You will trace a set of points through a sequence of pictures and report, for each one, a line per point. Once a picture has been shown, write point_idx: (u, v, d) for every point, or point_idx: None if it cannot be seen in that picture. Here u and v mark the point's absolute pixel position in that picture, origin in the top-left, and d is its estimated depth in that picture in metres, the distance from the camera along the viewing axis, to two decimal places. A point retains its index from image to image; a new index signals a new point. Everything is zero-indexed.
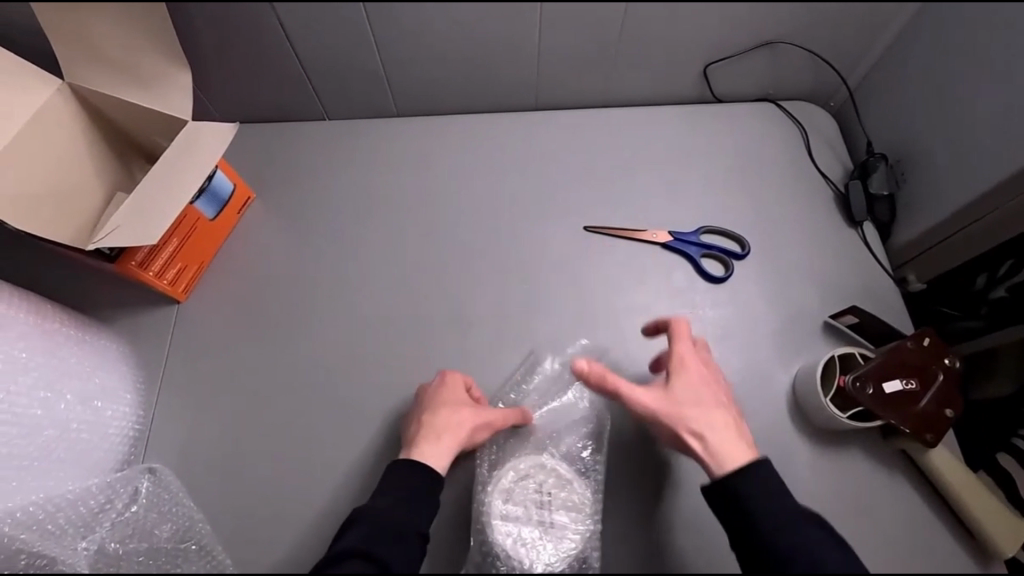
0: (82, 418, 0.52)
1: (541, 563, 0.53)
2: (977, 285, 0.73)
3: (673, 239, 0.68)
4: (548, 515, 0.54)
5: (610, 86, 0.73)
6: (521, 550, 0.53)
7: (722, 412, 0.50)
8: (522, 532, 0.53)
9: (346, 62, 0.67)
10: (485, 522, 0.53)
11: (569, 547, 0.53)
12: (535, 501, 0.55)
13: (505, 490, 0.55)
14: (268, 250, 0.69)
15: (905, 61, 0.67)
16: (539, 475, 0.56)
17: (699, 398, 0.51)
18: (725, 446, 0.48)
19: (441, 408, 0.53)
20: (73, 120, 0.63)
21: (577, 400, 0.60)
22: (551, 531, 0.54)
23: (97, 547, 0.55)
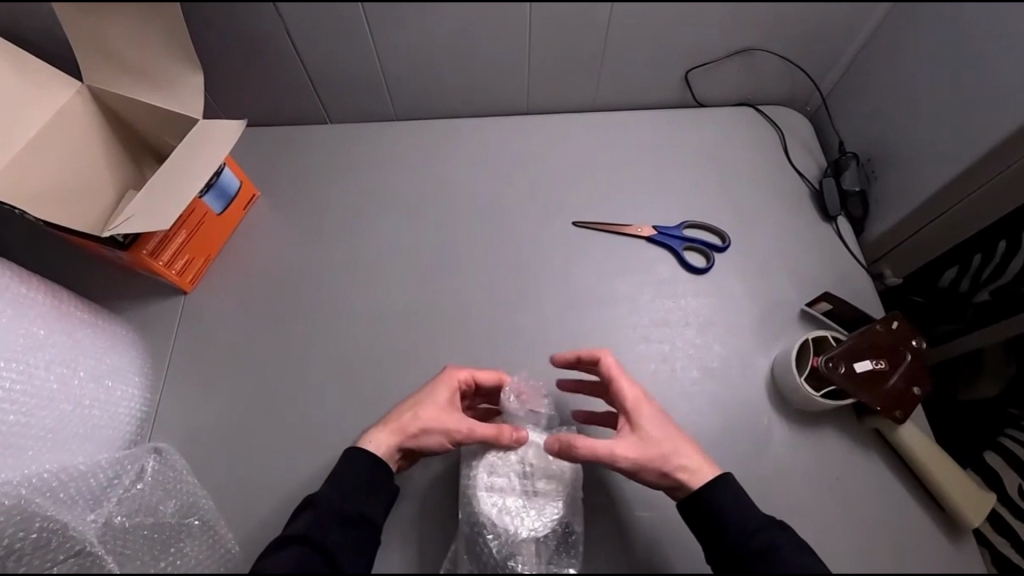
0: (95, 396, 0.55)
1: (525, 529, 0.56)
2: (962, 289, 0.76)
3: (658, 233, 0.72)
4: (531, 484, 0.57)
5: (597, 91, 0.78)
6: (506, 518, 0.56)
7: (684, 440, 0.54)
8: (505, 502, 0.56)
9: (351, 70, 0.72)
10: (472, 494, 0.56)
11: (552, 512, 0.56)
12: (517, 472, 0.58)
13: (489, 463, 0.58)
14: (273, 243, 0.72)
15: (872, 67, 0.72)
16: (520, 450, 0.59)
17: (656, 434, 0.53)
18: (693, 468, 0.53)
19: (415, 401, 0.57)
20: (90, 119, 0.67)
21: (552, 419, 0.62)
22: (534, 500, 0.57)
23: (104, 520, 0.56)
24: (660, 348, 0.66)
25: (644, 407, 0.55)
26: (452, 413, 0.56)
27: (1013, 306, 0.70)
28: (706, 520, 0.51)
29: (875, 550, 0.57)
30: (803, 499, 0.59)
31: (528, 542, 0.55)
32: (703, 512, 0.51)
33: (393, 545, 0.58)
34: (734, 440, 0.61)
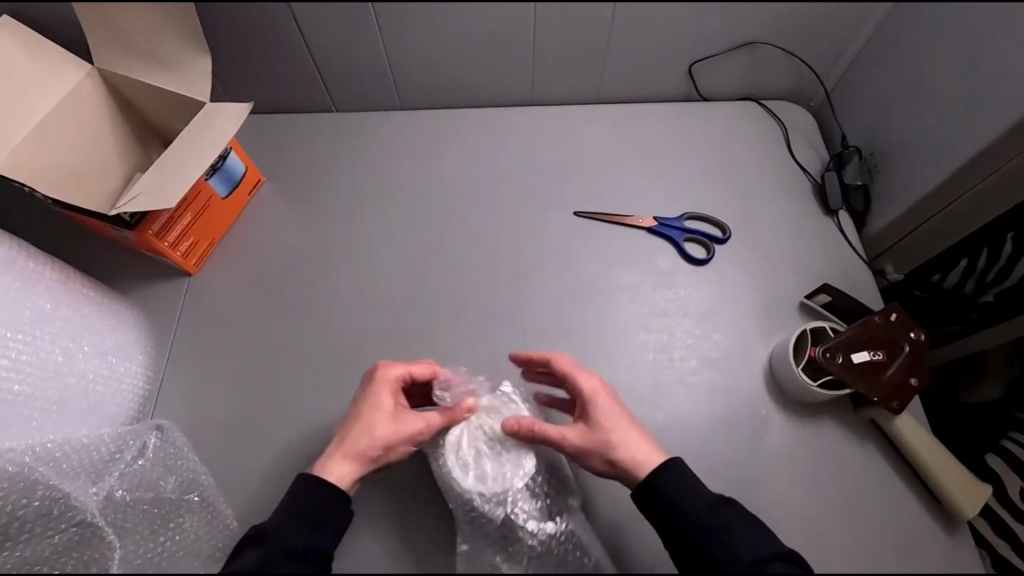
0: (99, 370, 0.56)
1: (513, 483, 0.56)
2: (966, 291, 0.75)
3: (658, 224, 0.72)
4: (498, 444, 0.57)
5: (601, 84, 0.78)
6: (489, 484, 0.56)
7: (636, 429, 0.54)
8: (482, 470, 0.56)
9: (357, 58, 0.72)
10: (449, 480, 0.56)
11: (529, 455, 0.58)
12: (481, 438, 0.58)
13: (452, 443, 0.57)
14: (277, 229, 0.73)
15: (876, 63, 0.73)
16: (476, 423, 0.58)
17: (607, 424, 0.54)
18: (642, 457, 0.53)
19: (360, 421, 0.54)
20: (99, 103, 0.68)
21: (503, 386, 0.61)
22: (509, 458, 0.57)
23: (105, 494, 0.57)
24: (658, 338, 0.67)
25: (601, 395, 0.55)
26: (401, 420, 0.55)
27: (1014, 310, 0.70)
28: (658, 506, 0.50)
29: (870, 540, 0.57)
30: (797, 489, 0.59)
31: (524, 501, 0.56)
32: (647, 502, 0.51)
33: (389, 525, 0.59)
34: (730, 429, 0.62)
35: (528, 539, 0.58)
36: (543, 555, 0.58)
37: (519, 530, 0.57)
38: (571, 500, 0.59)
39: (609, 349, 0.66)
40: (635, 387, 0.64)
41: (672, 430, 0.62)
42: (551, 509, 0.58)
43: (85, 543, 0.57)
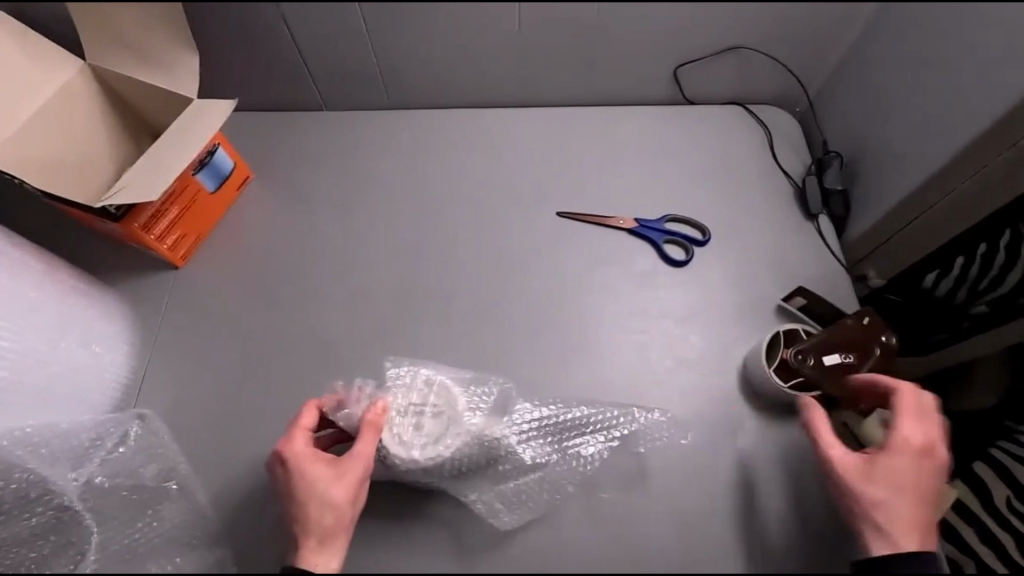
0: (83, 359, 0.58)
1: (464, 420, 0.58)
2: (957, 300, 0.76)
3: (639, 226, 0.73)
4: (428, 413, 0.58)
5: (586, 86, 0.79)
6: (446, 440, 0.57)
7: (908, 498, 0.49)
8: (430, 435, 0.57)
9: (346, 57, 0.74)
10: (414, 462, 0.55)
11: (459, 395, 0.60)
12: (412, 416, 0.58)
13: (391, 435, 0.56)
14: (262, 224, 0.74)
15: (857, 69, 0.73)
16: (398, 415, 0.57)
17: (900, 483, 0.49)
18: (886, 525, 0.49)
19: (304, 504, 0.50)
20: (89, 98, 0.70)
21: (393, 378, 0.61)
22: (448, 416, 0.58)
23: (85, 480, 0.58)
24: (635, 338, 0.67)
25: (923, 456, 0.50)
26: (335, 470, 0.51)
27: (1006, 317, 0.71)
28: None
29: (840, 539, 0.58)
30: (768, 488, 0.60)
31: (476, 425, 0.58)
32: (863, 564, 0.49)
33: None
34: (704, 429, 0.62)
35: (513, 452, 0.60)
36: (543, 472, 0.60)
37: (499, 448, 0.59)
38: (520, 405, 0.62)
39: (587, 349, 0.66)
40: (610, 385, 0.64)
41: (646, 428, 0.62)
42: (516, 422, 0.61)
43: (64, 525, 0.58)
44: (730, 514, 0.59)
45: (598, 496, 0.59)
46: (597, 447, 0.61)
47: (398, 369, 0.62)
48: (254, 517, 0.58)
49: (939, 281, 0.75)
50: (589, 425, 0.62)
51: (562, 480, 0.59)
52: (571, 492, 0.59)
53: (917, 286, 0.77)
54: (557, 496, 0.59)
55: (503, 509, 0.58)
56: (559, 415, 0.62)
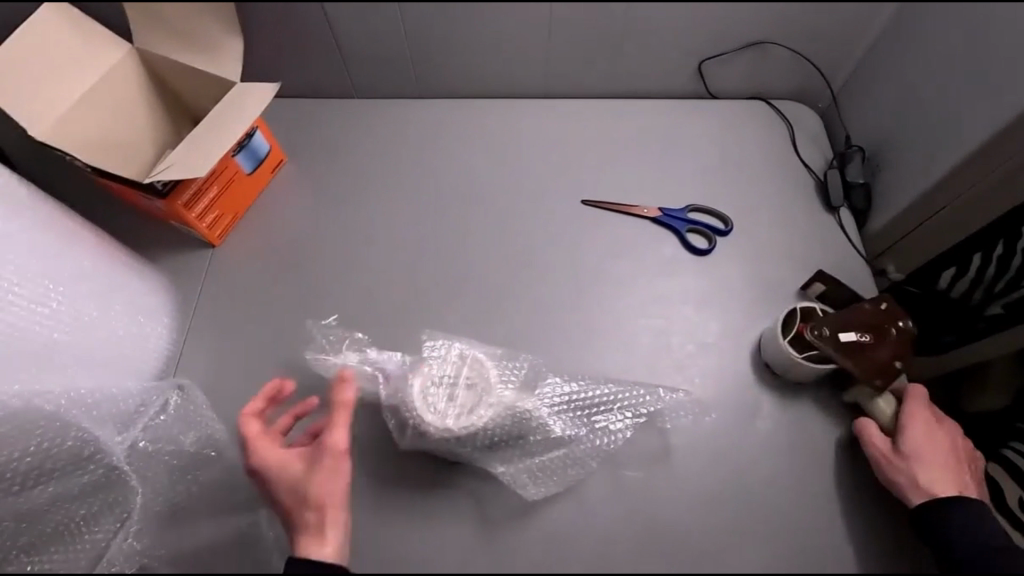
0: (128, 329, 0.60)
1: (496, 392, 0.59)
2: (973, 300, 0.77)
3: (662, 214, 0.74)
4: (462, 387, 0.59)
5: (612, 79, 0.81)
6: (480, 413, 0.57)
7: (942, 454, 0.56)
8: (464, 407, 0.58)
9: (379, 46, 0.76)
10: (451, 434, 0.56)
11: (490, 370, 0.61)
12: (448, 388, 0.59)
13: (427, 405, 0.57)
14: (295, 206, 0.76)
15: (879, 65, 0.75)
16: (434, 388, 0.59)
17: (925, 440, 0.57)
18: (936, 482, 0.55)
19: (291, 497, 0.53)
20: (135, 80, 0.72)
21: (432, 350, 0.63)
22: (480, 390, 0.59)
23: (130, 444, 0.60)
24: (658, 322, 0.69)
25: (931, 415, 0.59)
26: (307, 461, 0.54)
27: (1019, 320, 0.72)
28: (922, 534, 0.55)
29: (855, 518, 0.60)
30: (786, 469, 0.61)
31: (507, 397, 0.60)
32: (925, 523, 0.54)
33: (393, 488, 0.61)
34: (723, 412, 0.64)
35: (543, 426, 0.61)
36: (570, 452, 0.61)
37: (530, 421, 0.61)
38: (550, 379, 0.64)
39: (611, 332, 0.68)
40: (633, 367, 0.66)
41: (668, 409, 0.64)
42: (544, 398, 0.63)
43: (110, 486, 0.59)
44: (748, 493, 0.60)
45: (620, 473, 0.61)
46: (622, 424, 0.63)
47: (432, 343, 0.64)
48: None
49: (955, 281, 0.76)
50: (616, 403, 0.63)
51: (587, 456, 0.61)
52: (595, 468, 0.61)
53: (933, 285, 0.79)
54: (581, 473, 0.60)
55: (529, 481, 0.59)
56: (586, 391, 0.64)
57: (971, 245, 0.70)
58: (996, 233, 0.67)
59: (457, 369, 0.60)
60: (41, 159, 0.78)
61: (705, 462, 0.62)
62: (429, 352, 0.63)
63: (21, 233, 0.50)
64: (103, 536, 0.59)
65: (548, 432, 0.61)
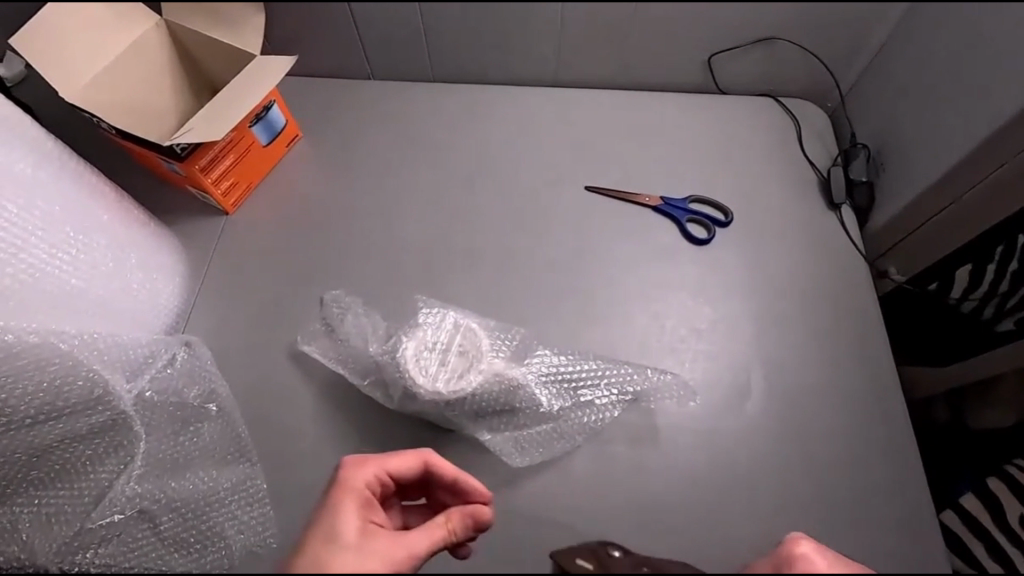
0: (142, 284, 0.63)
1: (487, 360, 0.62)
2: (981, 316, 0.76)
3: (663, 203, 0.75)
4: (454, 353, 0.62)
5: (621, 70, 0.82)
6: (470, 379, 0.60)
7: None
8: (455, 373, 0.60)
9: (395, 27, 0.78)
10: (444, 398, 0.59)
11: (481, 339, 0.63)
12: (439, 353, 0.61)
13: (419, 368, 0.60)
14: (306, 179, 0.79)
15: (888, 65, 0.75)
16: (426, 353, 0.61)
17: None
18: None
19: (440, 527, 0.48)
20: (163, 51, 0.76)
21: (423, 317, 0.65)
22: (472, 357, 0.61)
23: (137, 393, 0.63)
24: (652, 307, 0.70)
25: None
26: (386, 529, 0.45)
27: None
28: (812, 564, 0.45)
29: (837, 508, 0.60)
30: (771, 457, 0.62)
31: (497, 365, 0.62)
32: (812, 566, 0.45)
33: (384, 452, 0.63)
34: (711, 396, 0.65)
35: (531, 397, 0.63)
36: (557, 424, 0.63)
37: (518, 390, 0.62)
38: (540, 351, 0.66)
39: (605, 313, 0.70)
40: (625, 348, 0.67)
41: (657, 391, 0.64)
42: (534, 371, 0.65)
43: (115, 429, 0.62)
44: (732, 476, 0.61)
45: (608, 449, 0.62)
46: (609, 401, 0.64)
47: (427, 310, 0.66)
48: (285, 441, 0.62)
49: (966, 295, 0.75)
50: (603, 378, 0.65)
51: (573, 430, 0.63)
52: (581, 442, 0.62)
53: (939, 295, 0.77)
54: (568, 445, 0.62)
55: (516, 451, 0.61)
56: (573, 365, 0.66)
57: (984, 256, 0.70)
58: (1005, 242, 0.68)
59: (451, 336, 0.62)
60: (70, 124, 0.81)
61: (692, 444, 0.63)
62: (420, 321, 0.64)
63: (47, 180, 0.53)
64: (106, 477, 0.61)
65: (535, 404, 0.63)
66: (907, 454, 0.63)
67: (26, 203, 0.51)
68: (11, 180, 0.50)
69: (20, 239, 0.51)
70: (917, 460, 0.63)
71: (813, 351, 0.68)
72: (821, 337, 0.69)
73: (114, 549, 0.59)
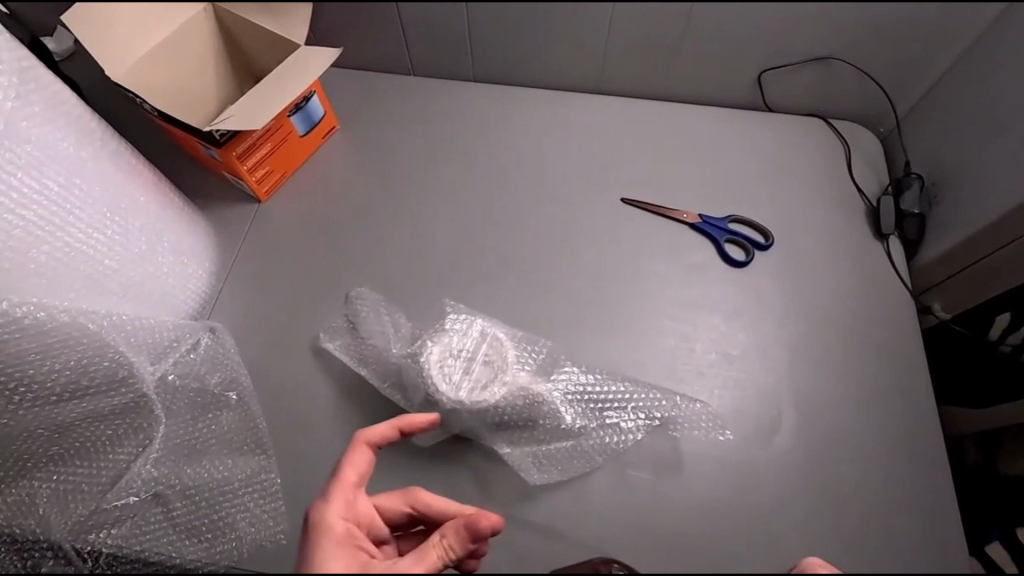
0: (172, 266, 0.64)
1: (513, 371, 0.61)
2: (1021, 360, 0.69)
3: (701, 221, 0.73)
4: (478, 361, 0.61)
5: (667, 81, 0.80)
6: (494, 390, 0.59)
7: None
8: (479, 382, 0.60)
9: (440, 24, 0.77)
10: (466, 406, 0.58)
11: (507, 349, 0.62)
12: (464, 360, 0.61)
13: (443, 374, 0.59)
14: (340, 171, 0.78)
15: (949, 91, 0.71)
16: (449, 359, 0.60)
17: None
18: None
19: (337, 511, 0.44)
20: (209, 36, 0.76)
21: (450, 321, 0.64)
22: (497, 368, 0.61)
23: (159, 376, 0.63)
24: (682, 329, 0.68)
25: None
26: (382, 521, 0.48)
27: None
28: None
29: (865, 552, 0.58)
30: (797, 493, 0.60)
31: (522, 378, 0.61)
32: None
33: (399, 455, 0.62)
34: (739, 424, 0.63)
35: (554, 413, 0.62)
36: (578, 443, 0.61)
37: (542, 405, 0.61)
38: (567, 367, 0.65)
39: (633, 328, 0.68)
40: (653, 371, 0.65)
41: (682, 414, 0.62)
42: (558, 386, 0.63)
43: (136, 411, 0.62)
44: (755, 509, 0.59)
45: (628, 472, 0.60)
46: (633, 424, 0.62)
47: (454, 315, 0.65)
48: (302, 435, 0.62)
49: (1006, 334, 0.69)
50: (629, 401, 0.63)
51: (593, 450, 0.61)
52: (602, 463, 0.60)
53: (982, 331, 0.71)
54: (587, 465, 0.60)
55: (534, 466, 0.60)
56: (599, 385, 0.64)
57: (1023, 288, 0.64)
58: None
59: (478, 344, 0.62)
60: (115, 103, 0.82)
61: (716, 473, 0.60)
62: (447, 326, 0.64)
63: (89, 160, 0.53)
64: (124, 458, 0.61)
65: (557, 421, 0.62)
66: (944, 503, 0.60)
67: (66, 181, 0.51)
68: (56, 159, 0.50)
69: (57, 217, 0.51)
70: (954, 514, 0.60)
71: (849, 385, 0.65)
72: (858, 374, 0.66)
73: (127, 531, 0.59)
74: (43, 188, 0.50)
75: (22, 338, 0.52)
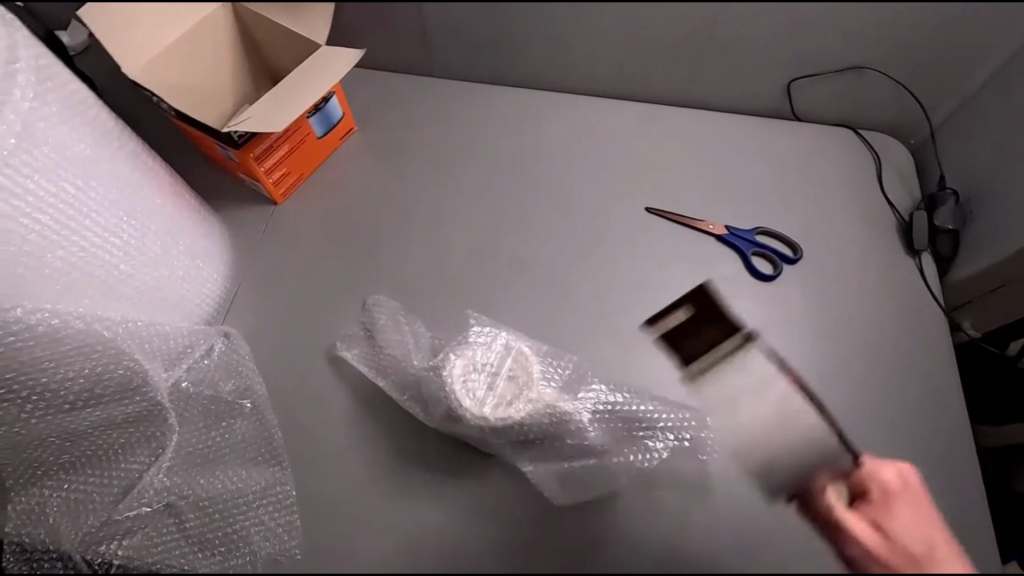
0: (187, 270, 0.62)
1: (538, 388, 0.59)
2: None
3: (729, 233, 0.71)
4: (503, 377, 0.59)
5: (693, 88, 0.78)
6: (519, 407, 0.57)
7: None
8: (503, 398, 0.58)
9: (462, 24, 0.75)
10: (490, 423, 0.56)
11: (532, 364, 0.61)
12: (488, 376, 0.59)
13: (466, 389, 0.58)
14: (359, 173, 0.76)
15: (987, 105, 0.69)
16: (473, 374, 0.59)
17: None
18: None
19: None
20: (225, 33, 0.74)
21: (474, 334, 0.62)
22: (522, 384, 0.59)
23: (173, 383, 0.62)
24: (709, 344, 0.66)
25: None
26: None
27: None
28: None
29: None
30: None
31: (549, 395, 0.58)
32: None
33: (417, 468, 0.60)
34: None
35: (580, 431, 0.59)
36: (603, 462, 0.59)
37: (568, 424, 0.58)
38: (592, 384, 0.63)
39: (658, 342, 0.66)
40: (678, 387, 0.64)
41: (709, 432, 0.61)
42: (584, 403, 0.61)
43: (149, 419, 0.60)
44: None
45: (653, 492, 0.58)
46: (659, 444, 0.61)
47: (477, 327, 0.63)
48: (318, 445, 0.60)
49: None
50: (654, 418, 0.61)
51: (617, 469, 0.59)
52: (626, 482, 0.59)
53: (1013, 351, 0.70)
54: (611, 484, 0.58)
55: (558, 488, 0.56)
56: (624, 402, 0.62)
57: None
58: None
59: (502, 359, 0.60)
60: (129, 100, 0.81)
61: None
62: (471, 339, 0.62)
63: (106, 163, 0.52)
64: (137, 467, 0.60)
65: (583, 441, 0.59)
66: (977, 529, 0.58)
67: (82, 184, 0.50)
68: (72, 162, 0.49)
69: (73, 222, 0.49)
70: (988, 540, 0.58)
71: (880, 406, 0.63)
72: (890, 395, 0.64)
73: (139, 542, 0.58)
74: (59, 191, 0.48)
75: (37, 345, 0.51)
